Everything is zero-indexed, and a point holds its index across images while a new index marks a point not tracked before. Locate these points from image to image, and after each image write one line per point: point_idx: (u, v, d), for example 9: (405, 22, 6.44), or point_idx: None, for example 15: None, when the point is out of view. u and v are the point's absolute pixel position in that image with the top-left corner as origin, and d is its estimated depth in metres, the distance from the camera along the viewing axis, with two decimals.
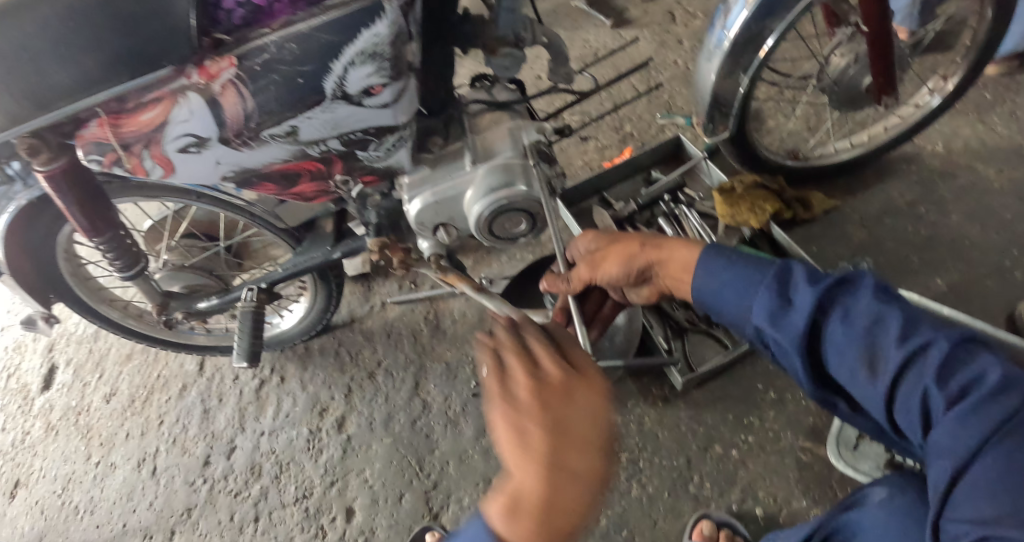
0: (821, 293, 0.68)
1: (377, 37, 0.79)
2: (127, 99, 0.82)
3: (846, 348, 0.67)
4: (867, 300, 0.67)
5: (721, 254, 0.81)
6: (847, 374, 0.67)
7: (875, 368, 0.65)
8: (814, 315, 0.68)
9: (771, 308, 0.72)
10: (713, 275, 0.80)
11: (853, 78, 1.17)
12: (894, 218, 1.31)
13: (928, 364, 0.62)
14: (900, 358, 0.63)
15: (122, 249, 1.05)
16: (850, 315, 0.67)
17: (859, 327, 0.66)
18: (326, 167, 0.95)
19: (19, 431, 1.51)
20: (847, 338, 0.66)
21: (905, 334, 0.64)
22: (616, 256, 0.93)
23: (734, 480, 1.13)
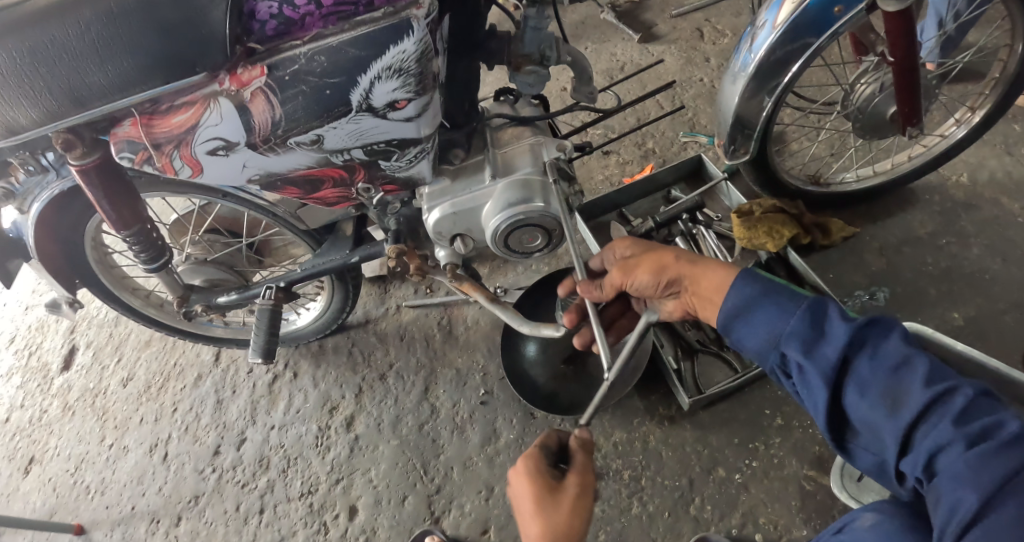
0: (855, 327, 0.68)
1: (403, 54, 0.81)
2: (161, 101, 0.86)
3: (872, 384, 0.66)
4: (898, 340, 0.67)
5: (755, 281, 0.81)
6: (869, 409, 0.66)
7: (896, 406, 0.65)
8: (847, 348, 0.68)
9: (802, 336, 0.72)
10: (745, 301, 0.80)
11: (878, 107, 1.16)
12: (913, 249, 1.30)
13: (953, 407, 0.62)
14: (925, 398, 0.63)
15: (148, 243, 1.08)
16: (880, 352, 0.67)
17: (887, 365, 0.66)
18: (349, 175, 0.97)
19: (38, 409, 1.55)
20: (875, 375, 0.66)
21: (931, 378, 0.65)
22: (649, 264, 0.93)
23: (735, 504, 1.13)
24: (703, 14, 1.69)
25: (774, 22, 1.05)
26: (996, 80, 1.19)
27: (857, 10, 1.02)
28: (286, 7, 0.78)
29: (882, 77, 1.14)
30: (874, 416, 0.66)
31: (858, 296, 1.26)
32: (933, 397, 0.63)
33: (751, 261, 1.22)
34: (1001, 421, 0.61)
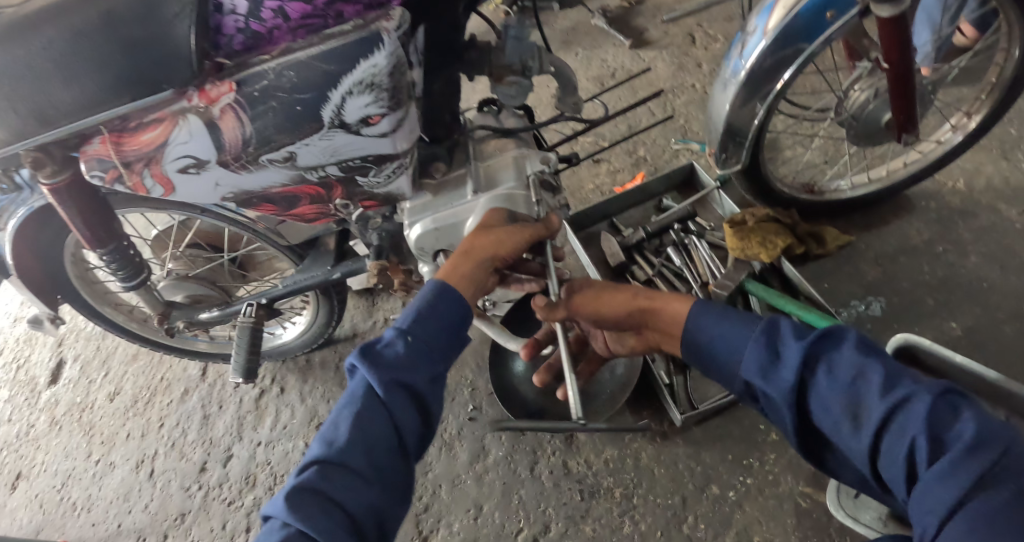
0: (806, 347, 0.65)
1: (375, 68, 0.78)
2: (129, 118, 0.83)
3: (831, 402, 0.63)
4: (851, 352, 0.64)
5: (711, 307, 0.78)
6: (833, 430, 0.63)
7: (859, 422, 0.62)
8: (801, 370, 0.65)
9: (760, 361, 0.69)
10: (703, 328, 0.78)
11: (873, 113, 1.13)
12: (910, 257, 1.26)
13: (910, 419, 0.59)
14: (881, 411, 0.60)
15: (126, 260, 1.05)
16: (836, 365, 0.64)
17: (844, 381, 0.63)
18: (326, 191, 0.95)
19: (24, 423, 1.53)
20: (833, 393, 0.63)
21: (889, 386, 0.61)
22: (611, 299, 0.91)
23: (729, 523, 1.10)
24: (695, 19, 1.66)
25: (765, 28, 1.02)
26: (992, 84, 1.15)
27: (850, 16, 0.99)
28: (252, 21, 0.76)
29: (876, 83, 1.11)
30: (839, 435, 0.63)
31: (854, 307, 1.22)
32: (889, 411, 0.60)
33: (746, 273, 1.18)
34: (960, 429, 0.57)
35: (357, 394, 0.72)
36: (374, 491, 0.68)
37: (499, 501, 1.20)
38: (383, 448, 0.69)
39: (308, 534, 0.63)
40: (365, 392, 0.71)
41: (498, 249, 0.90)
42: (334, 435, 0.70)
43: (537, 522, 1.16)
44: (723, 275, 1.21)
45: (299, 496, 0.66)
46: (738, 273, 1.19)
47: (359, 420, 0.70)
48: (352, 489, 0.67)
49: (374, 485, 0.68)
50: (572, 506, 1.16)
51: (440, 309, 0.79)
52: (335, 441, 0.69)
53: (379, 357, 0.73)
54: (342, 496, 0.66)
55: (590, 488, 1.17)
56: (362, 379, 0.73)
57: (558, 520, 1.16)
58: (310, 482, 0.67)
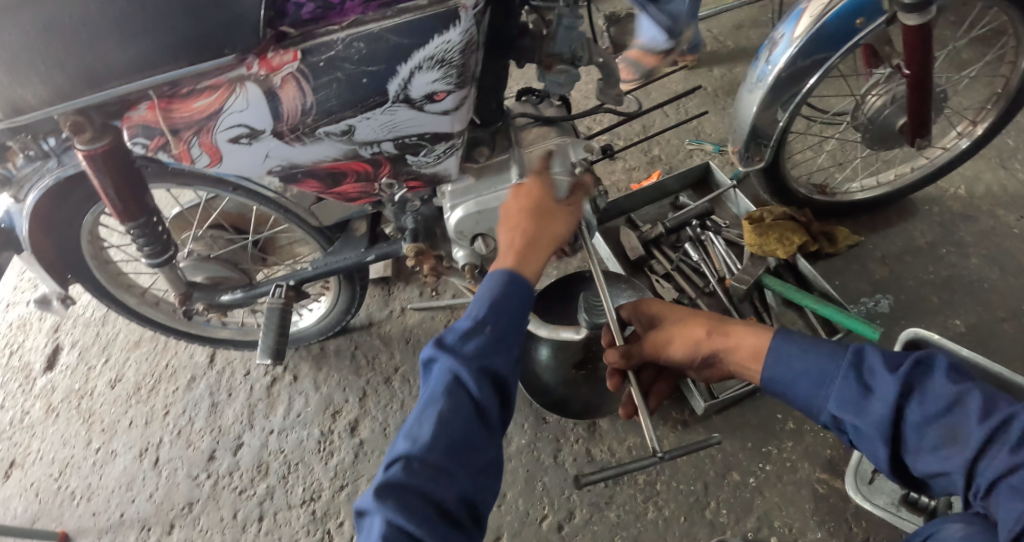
0: (899, 379, 0.71)
1: (448, 44, 0.78)
2: (182, 84, 0.83)
3: (926, 430, 0.68)
4: (947, 380, 0.68)
5: (792, 341, 0.84)
6: (929, 456, 0.68)
7: (955, 446, 0.66)
8: (896, 400, 0.70)
9: (853, 396, 0.75)
10: (785, 364, 0.84)
11: (888, 118, 1.20)
12: (915, 258, 1.31)
13: (1003, 436, 0.63)
14: (975, 432, 0.65)
15: (153, 236, 1.02)
16: (928, 395, 0.69)
17: (937, 407, 0.68)
18: (374, 169, 0.94)
19: (18, 410, 1.48)
20: (929, 420, 0.68)
21: (987, 406, 0.65)
22: (681, 337, 0.98)
23: (750, 508, 1.14)
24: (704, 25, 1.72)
25: (792, 35, 1.09)
26: (998, 95, 1.22)
27: (877, 24, 1.06)
28: None
29: (894, 89, 1.17)
30: (937, 461, 0.68)
31: (864, 303, 1.27)
32: (984, 431, 0.64)
33: (763, 268, 1.25)
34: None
35: (441, 388, 0.75)
36: (462, 476, 0.72)
37: (522, 488, 1.20)
38: (467, 439, 0.73)
39: (404, 527, 0.65)
40: (449, 384, 0.75)
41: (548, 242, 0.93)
42: (418, 432, 0.73)
43: (560, 509, 1.18)
44: (741, 270, 1.25)
45: (401, 489, 0.69)
46: (756, 269, 1.25)
47: (449, 412, 0.73)
48: (441, 478, 0.70)
49: (460, 475, 0.71)
50: (596, 492, 1.18)
51: (513, 302, 0.82)
52: (421, 437, 0.72)
53: (456, 349, 0.77)
54: (433, 487, 0.69)
55: (614, 475, 1.19)
56: (443, 367, 0.76)
57: (582, 506, 1.17)
58: (397, 478, 0.69)
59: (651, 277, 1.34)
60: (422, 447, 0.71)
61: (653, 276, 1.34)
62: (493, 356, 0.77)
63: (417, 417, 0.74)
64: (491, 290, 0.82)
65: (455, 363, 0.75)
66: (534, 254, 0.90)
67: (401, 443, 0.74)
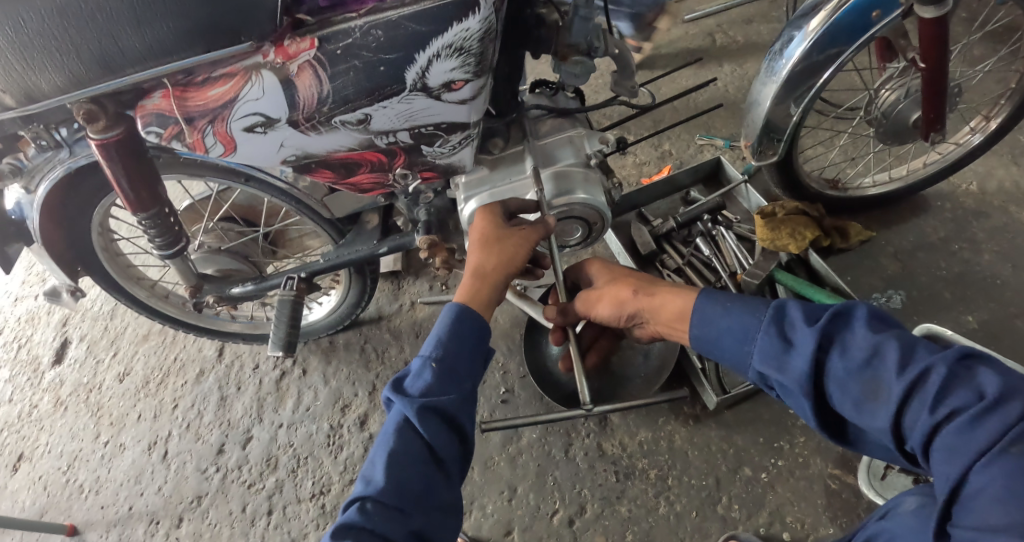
0: (817, 331, 0.68)
1: (467, 32, 0.78)
2: (197, 72, 0.82)
3: (848, 383, 0.66)
4: (864, 330, 0.66)
5: (717, 300, 0.81)
6: (853, 410, 0.66)
7: (878, 398, 0.64)
8: (815, 354, 0.68)
9: (772, 350, 0.72)
10: (710, 322, 0.80)
11: (903, 112, 1.19)
12: (927, 254, 1.30)
13: (925, 391, 0.61)
14: (896, 386, 0.62)
15: (165, 227, 1.01)
16: (849, 347, 0.66)
17: (858, 360, 0.65)
18: (388, 159, 0.94)
19: (27, 403, 1.48)
20: (854, 374, 0.65)
21: (907, 356, 0.63)
22: (607, 298, 0.94)
23: (762, 503, 1.13)
24: (714, 21, 1.72)
25: (808, 28, 1.07)
26: (1013, 90, 1.22)
27: (893, 16, 1.05)
28: None
29: (908, 83, 1.16)
30: (860, 412, 0.65)
31: (876, 299, 1.26)
32: (903, 385, 0.62)
33: (774, 262, 1.24)
34: (981, 386, 0.59)
35: (395, 430, 0.75)
36: (417, 515, 0.71)
37: (533, 483, 1.20)
38: (427, 480, 0.72)
39: None
40: (402, 427, 0.75)
41: (510, 265, 0.93)
42: (371, 474, 0.73)
43: (571, 503, 1.17)
44: (753, 265, 1.25)
45: (354, 531, 0.68)
46: (767, 263, 1.24)
47: (404, 454, 0.73)
48: (398, 520, 0.69)
49: (413, 515, 0.70)
50: (607, 487, 1.18)
51: (464, 341, 0.82)
52: (376, 480, 0.71)
53: (410, 393, 0.77)
54: (390, 529, 0.68)
55: (625, 470, 1.19)
56: (397, 412, 0.76)
57: (594, 501, 1.17)
58: (354, 518, 0.69)
59: (662, 271, 1.34)
60: (378, 490, 0.70)
61: (664, 270, 1.33)
62: (450, 395, 0.77)
63: (375, 458, 0.74)
64: (446, 326, 0.83)
65: (406, 407, 0.75)
66: (486, 286, 0.91)
67: (358, 486, 0.73)
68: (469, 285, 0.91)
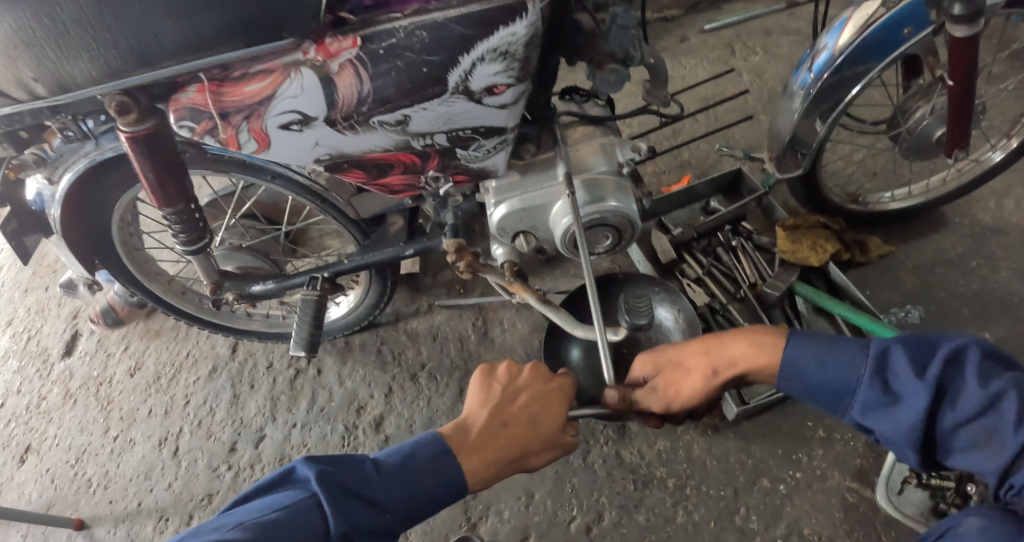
0: (927, 386, 0.63)
1: (512, 36, 0.78)
2: (234, 67, 0.81)
3: (961, 434, 0.62)
4: (941, 359, 0.64)
5: (809, 352, 0.76)
6: (964, 457, 0.63)
7: (992, 448, 0.61)
8: (925, 411, 0.64)
9: (875, 401, 0.68)
10: (804, 374, 0.76)
11: (926, 129, 1.18)
12: (946, 270, 1.31)
13: (1004, 416, 0.60)
14: (974, 412, 0.61)
15: (190, 224, 0.99)
16: (961, 400, 0.62)
17: (972, 414, 0.61)
18: (422, 161, 0.94)
19: (36, 394, 1.48)
20: (956, 415, 0.62)
21: (983, 376, 0.61)
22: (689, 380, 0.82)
23: (780, 515, 1.13)
24: (733, 31, 1.73)
25: (835, 45, 1.08)
26: None
27: (924, 34, 1.05)
28: None
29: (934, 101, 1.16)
30: (971, 454, 0.63)
31: (894, 313, 1.27)
32: (980, 411, 0.61)
33: (794, 275, 1.26)
34: None
35: (291, 505, 0.65)
36: None
37: (551, 489, 1.20)
38: None
39: None
40: (302, 510, 0.65)
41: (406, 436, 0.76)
42: None
43: (589, 511, 1.17)
44: (772, 276, 1.26)
45: None
46: (787, 275, 1.26)
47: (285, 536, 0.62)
48: None
49: None
50: (625, 495, 1.17)
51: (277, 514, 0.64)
52: None
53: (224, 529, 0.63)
54: None
55: (643, 478, 1.19)
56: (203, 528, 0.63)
57: (611, 508, 1.17)
58: None
59: (682, 281, 1.34)
60: None
61: (684, 279, 1.33)
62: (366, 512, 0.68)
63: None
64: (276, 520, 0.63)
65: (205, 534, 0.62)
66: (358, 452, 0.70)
67: None
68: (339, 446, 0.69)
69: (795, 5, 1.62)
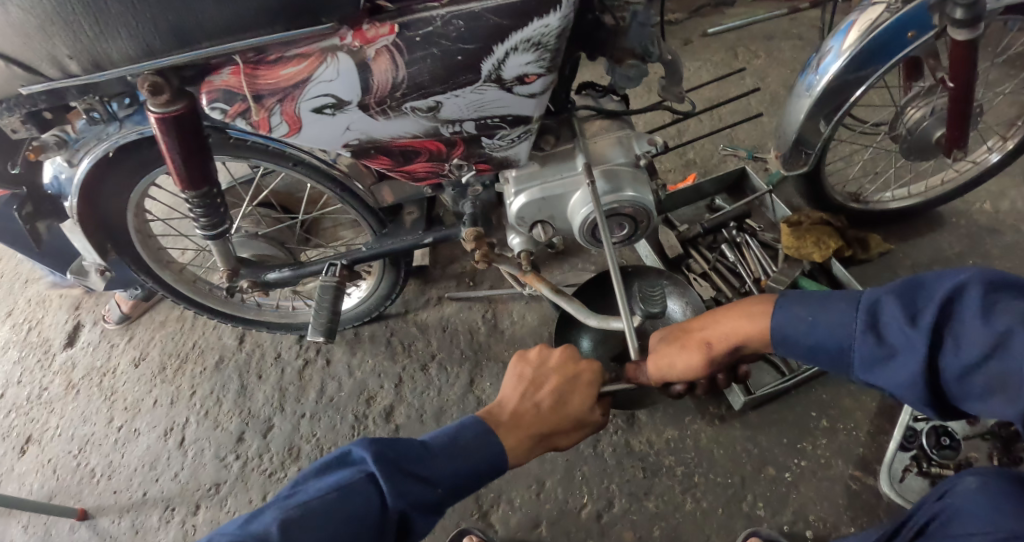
0: (924, 335, 0.65)
1: (546, 28, 0.80)
2: (271, 51, 0.83)
3: (969, 378, 0.63)
4: (939, 303, 0.65)
5: (803, 315, 0.80)
6: (979, 402, 0.63)
7: (1007, 390, 0.61)
8: (924, 359, 0.65)
9: (876, 354, 0.70)
10: (803, 338, 0.80)
11: (926, 130, 1.23)
12: (943, 267, 1.36)
13: (1011, 356, 0.60)
14: (980, 355, 0.61)
15: (212, 208, 0.97)
16: (964, 344, 0.63)
17: (975, 356, 0.62)
18: (447, 149, 0.96)
19: (37, 385, 1.47)
20: (961, 360, 0.63)
21: (985, 313, 0.62)
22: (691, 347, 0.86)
23: (786, 502, 1.16)
24: (735, 36, 1.77)
25: (841, 48, 1.12)
26: None
27: (926, 37, 1.10)
28: None
29: (933, 102, 1.21)
30: (987, 400, 0.63)
31: None
32: (986, 353, 0.61)
33: (797, 270, 1.29)
34: None
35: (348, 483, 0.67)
36: None
37: (562, 477, 1.21)
38: None
39: None
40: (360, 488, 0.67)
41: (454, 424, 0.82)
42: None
43: (600, 498, 1.19)
44: (777, 271, 1.30)
45: None
46: (790, 271, 1.29)
47: (348, 512, 0.65)
48: None
49: None
50: (634, 483, 1.20)
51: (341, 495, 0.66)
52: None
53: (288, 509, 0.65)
54: None
55: (653, 467, 1.21)
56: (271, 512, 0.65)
57: (621, 496, 1.19)
58: None
59: (688, 276, 1.38)
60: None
61: (690, 274, 1.37)
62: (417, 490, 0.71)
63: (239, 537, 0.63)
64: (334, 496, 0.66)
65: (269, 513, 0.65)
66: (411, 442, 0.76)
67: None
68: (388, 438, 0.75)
69: (797, 11, 1.67)
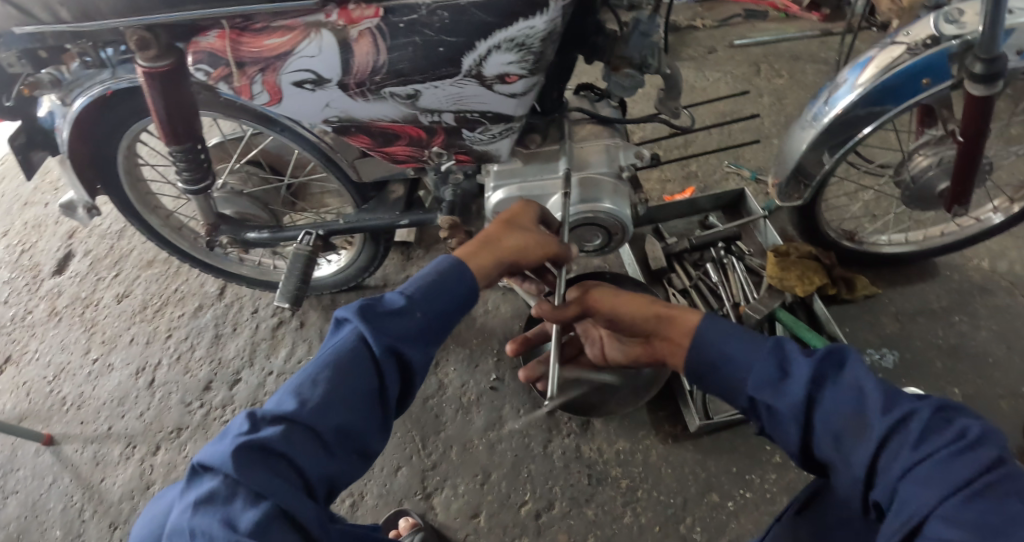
0: (814, 364, 0.65)
1: (531, 30, 0.79)
2: (257, 19, 0.83)
3: (837, 413, 0.62)
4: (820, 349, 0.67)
5: (720, 324, 0.77)
6: (834, 441, 0.62)
7: (860, 432, 0.61)
8: (809, 385, 0.64)
9: (768, 376, 0.68)
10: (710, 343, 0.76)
11: (930, 180, 1.19)
12: (927, 320, 1.32)
13: (916, 431, 0.58)
14: (887, 432, 0.59)
15: (195, 163, 0.98)
16: (837, 382, 0.64)
17: (839, 393, 0.63)
18: (427, 136, 0.95)
19: (22, 308, 1.52)
20: (899, 457, 0.58)
21: (859, 387, 0.62)
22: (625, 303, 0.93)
23: (723, 530, 1.15)
24: (761, 51, 1.74)
25: (855, 82, 1.09)
26: None
27: (942, 87, 1.05)
28: None
29: (942, 152, 1.16)
30: (922, 493, 0.55)
31: (869, 354, 1.28)
32: (892, 430, 0.59)
33: (777, 302, 1.26)
34: (963, 430, 0.57)
35: (350, 355, 0.67)
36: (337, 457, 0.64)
37: (508, 471, 1.23)
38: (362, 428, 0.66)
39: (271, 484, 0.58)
40: (356, 356, 0.67)
41: (520, 256, 0.89)
42: (307, 394, 0.64)
43: (541, 498, 1.20)
44: (757, 299, 1.28)
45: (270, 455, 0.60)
46: (771, 301, 1.27)
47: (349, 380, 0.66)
48: (314, 449, 0.62)
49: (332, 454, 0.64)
50: (578, 488, 1.20)
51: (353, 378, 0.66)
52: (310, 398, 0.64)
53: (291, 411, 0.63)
54: (309, 460, 0.61)
55: (598, 475, 1.21)
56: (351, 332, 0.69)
57: (562, 499, 1.19)
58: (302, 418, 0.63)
59: (668, 290, 1.36)
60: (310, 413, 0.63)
61: (669, 288, 1.36)
62: (355, 463, 0.66)
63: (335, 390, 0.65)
64: (322, 361, 0.67)
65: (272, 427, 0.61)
66: (487, 252, 0.85)
67: (283, 400, 0.64)
68: (471, 247, 0.85)
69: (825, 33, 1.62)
